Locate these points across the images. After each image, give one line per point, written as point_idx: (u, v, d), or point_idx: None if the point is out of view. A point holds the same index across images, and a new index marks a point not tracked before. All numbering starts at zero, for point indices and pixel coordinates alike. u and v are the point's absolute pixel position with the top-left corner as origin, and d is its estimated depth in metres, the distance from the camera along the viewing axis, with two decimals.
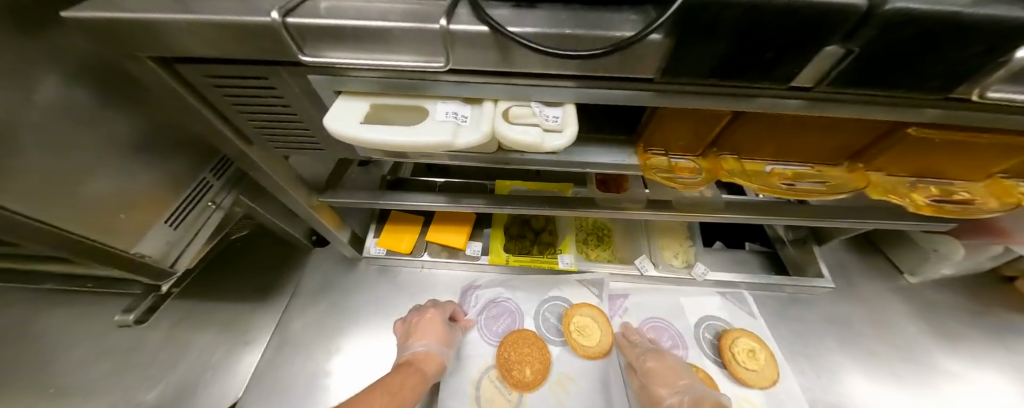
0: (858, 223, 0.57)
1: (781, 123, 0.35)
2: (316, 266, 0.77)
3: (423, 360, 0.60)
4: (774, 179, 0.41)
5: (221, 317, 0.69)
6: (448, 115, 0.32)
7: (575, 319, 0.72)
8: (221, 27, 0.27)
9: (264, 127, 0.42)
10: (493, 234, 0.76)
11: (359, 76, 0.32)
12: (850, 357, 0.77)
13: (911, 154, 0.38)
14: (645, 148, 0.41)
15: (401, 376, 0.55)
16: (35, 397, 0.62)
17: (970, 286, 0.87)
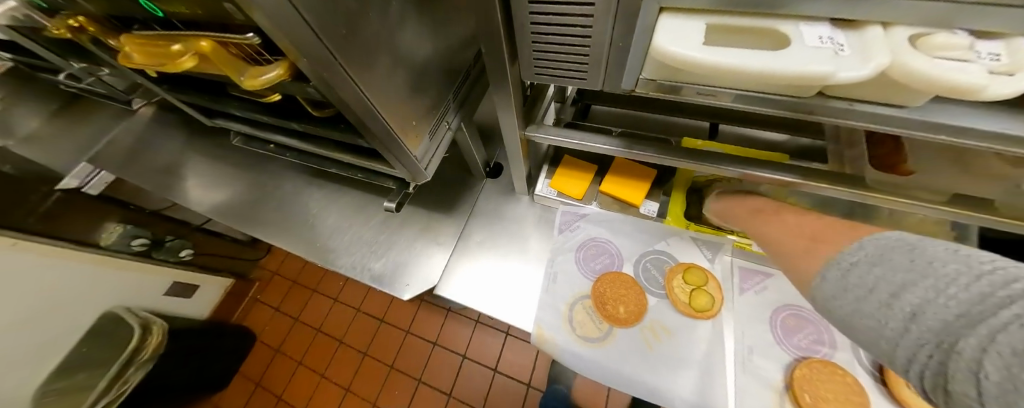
0: None
1: None
2: (489, 193, 0.86)
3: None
4: None
5: (418, 221, 0.84)
6: (824, 39, 0.26)
7: (680, 275, 0.67)
8: None
9: (539, 51, 0.43)
10: (673, 197, 0.71)
11: None
12: None
13: None
14: None
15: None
16: (308, 246, 0.88)
17: None
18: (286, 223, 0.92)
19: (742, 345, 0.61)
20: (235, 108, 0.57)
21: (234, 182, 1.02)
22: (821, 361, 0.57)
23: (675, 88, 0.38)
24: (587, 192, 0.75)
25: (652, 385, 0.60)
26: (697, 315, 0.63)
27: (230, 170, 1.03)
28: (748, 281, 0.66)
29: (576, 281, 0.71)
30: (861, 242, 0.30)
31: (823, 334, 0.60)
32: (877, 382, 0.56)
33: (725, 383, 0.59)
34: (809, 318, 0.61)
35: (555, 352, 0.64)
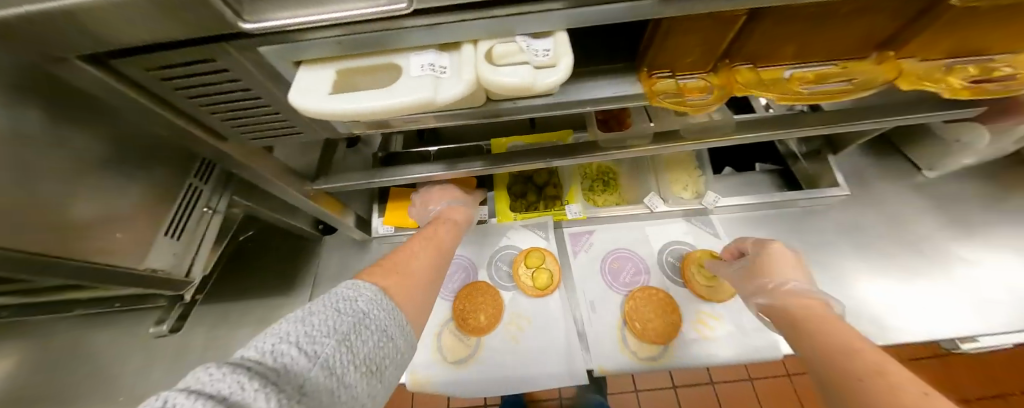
0: (844, 128, 0.57)
1: (798, 12, 0.30)
2: (330, 251, 0.78)
3: (409, 262, 0.47)
4: (796, 81, 0.36)
5: (252, 315, 0.72)
6: (423, 66, 0.28)
7: (524, 263, 0.71)
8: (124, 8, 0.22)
9: (231, 118, 0.38)
10: (499, 194, 0.76)
11: (321, 37, 0.28)
12: (877, 254, 0.73)
13: (956, 28, 0.32)
14: (647, 71, 0.36)
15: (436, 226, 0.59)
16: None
17: (1004, 165, 0.78)
18: (66, 392, 0.69)
19: (585, 302, 0.68)
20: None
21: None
22: (641, 290, 0.68)
23: (378, 124, 0.38)
24: None
25: (524, 376, 0.62)
26: (543, 293, 0.69)
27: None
28: (579, 243, 0.74)
29: (436, 308, 0.69)
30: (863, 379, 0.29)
31: (640, 265, 0.71)
32: (681, 286, 0.69)
33: (582, 343, 0.65)
34: (625, 257, 0.72)
35: (432, 389, 0.62)
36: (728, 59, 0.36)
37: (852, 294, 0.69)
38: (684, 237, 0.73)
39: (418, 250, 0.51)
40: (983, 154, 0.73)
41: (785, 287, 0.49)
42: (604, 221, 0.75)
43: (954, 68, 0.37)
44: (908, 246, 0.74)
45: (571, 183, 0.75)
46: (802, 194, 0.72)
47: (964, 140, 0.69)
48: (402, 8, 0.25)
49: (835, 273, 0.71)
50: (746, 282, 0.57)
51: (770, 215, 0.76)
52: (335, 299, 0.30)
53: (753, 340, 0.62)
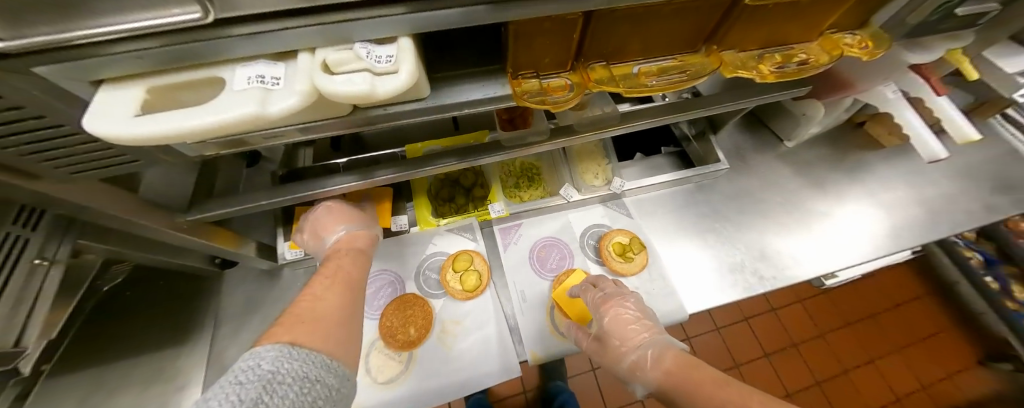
0: (714, 109, 0.65)
1: (625, 13, 0.33)
2: (234, 286, 0.70)
3: (336, 260, 0.57)
4: (640, 75, 0.40)
5: (139, 372, 0.63)
6: (250, 79, 0.26)
7: (451, 268, 0.71)
8: None
9: (36, 151, 0.32)
10: (419, 202, 0.74)
11: (117, 52, 0.25)
12: (759, 215, 0.85)
13: (753, 23, 0.40)
14: (514, 73, 0.38)
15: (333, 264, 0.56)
16: None
17: (842, 131, 0.96)
18: None
19: (516, 296, 0.70)
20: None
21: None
22: (566, 273, 0.72)
23: (234, 143, 0.35)
24: None
25: (460, 380, 0.62)
26: (473, 294, 0.69)
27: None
28: (508, 236, 0.76)
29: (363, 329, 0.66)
30: None
31: (565, 252, 0.76)
32: (602, 264, 0.75)
33: (514, 337, 0.67)
34: (552, 245, 0.75)
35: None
36: (583, 59, 0.40)
37: (742, 252, 0.79)
38: (603, 220, 0.79)
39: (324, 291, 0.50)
40: (826, 123, 0.88)
41: (639, 358, 0.56)
42: (527, 216, 0.77)
43: (772, 56, 0.45)
44: (781, 205, 0.87)
45: (493, 182, 0.76)
46: (693, 170, 0.82)
47: (807, 113, 0.83)
48: (203, 18, 0.23)
49: (728, 236, 0.81)
50: (612, 355, 0.61)
51: (672, 192, 0.85)
52: (231, 380, 0.33)
53: (663, 304, 0.71)
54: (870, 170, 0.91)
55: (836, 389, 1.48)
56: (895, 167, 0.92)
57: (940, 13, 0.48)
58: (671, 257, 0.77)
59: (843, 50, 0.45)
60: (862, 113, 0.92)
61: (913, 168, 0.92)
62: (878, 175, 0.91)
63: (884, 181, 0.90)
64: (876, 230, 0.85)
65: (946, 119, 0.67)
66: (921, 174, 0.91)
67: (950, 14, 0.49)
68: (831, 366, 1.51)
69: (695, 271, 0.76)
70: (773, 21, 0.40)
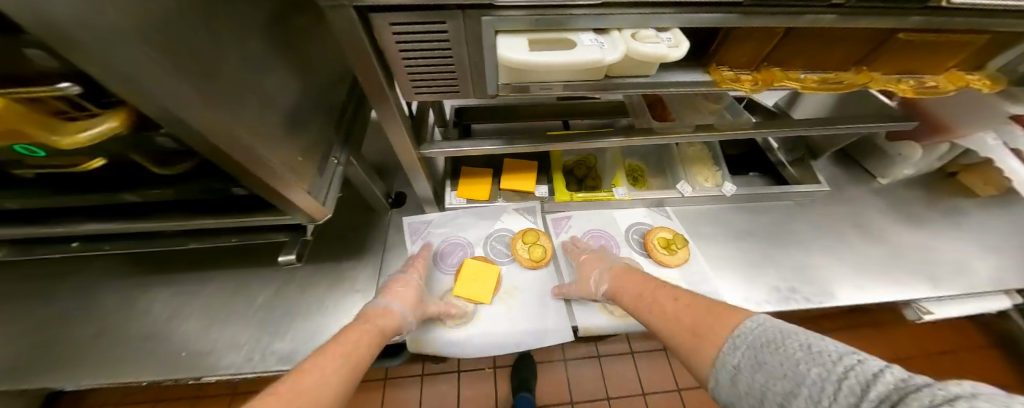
0: (829, 129, 0.77)
1: (815, 34, 0.48)
2: (397, 221, 0.86)
3: (378, 317, 0.60)
4: (805, 82, 0.55)
5: (323, 275, 0.78)
6: (593, 41, 0.44)
7: (516, 243, 0.80)
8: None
9: (410, 73, 0.50)
10: (555, 178, 0.89)
11: (519, 16, 0.41)
12: (853, 238, 0.92)
13: (897, 54, 0.53)
14: (714, 67, 0.53)
15: (355, 333, 0.55)
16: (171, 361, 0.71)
17: (935, 178, 1.02)
18: (132, 346, 0.73)
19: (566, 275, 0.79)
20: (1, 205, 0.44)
21: (17, 332, 0.75)
22: None
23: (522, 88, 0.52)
24: (493, 192, 0.85)
25: (516, 339, 0.71)
26: (538, 265, 0.79)
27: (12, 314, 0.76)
28: (560, 226, 0.87)
29: (438, 282, 0.78)
30: (691, 305, 0.49)
31: (613, 242, 0.84)
32: (646, 256, 0.82)
33: (561, 307, 0.75)
34: (599, 236, 0.84)
35: (427, 348, 0.70)
36: (768, 62, 0.54)
37: (839, 267, 0.85)
38: (645, 219, 0.88)
39: (326, 362, 0.48)
40: (920, 165, 0.96)
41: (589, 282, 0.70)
42: (642, 204, 0.88)
43: (908, 81, 0.57)
44: (874, 233, 0.93)
45: (617, 171, 0.90)
46: (792, 188, 0.92)
47: (904, 154, 0.92)
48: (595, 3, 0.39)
49: (825, 252, 0.88)
50: (582, 286, 0.71)
51: (768, 206, 0.95)
52: None
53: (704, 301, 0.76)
54: (966, 216, 0.96)
55: None
56: (994, 217, 0.95)
57: None
58: (718, 262, 0.83)
59: (965, 84, 0.57)
60: (957, 162, 0.98)
61: (1015, 220, 0.95)
62: (975, 221, 0.95)
63: (982, 227, 0.94)
64: (977, 269, 0.88)
65: None
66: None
67: None
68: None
69: (797, 273, 0.83)
70: (912, 55, 0.54)
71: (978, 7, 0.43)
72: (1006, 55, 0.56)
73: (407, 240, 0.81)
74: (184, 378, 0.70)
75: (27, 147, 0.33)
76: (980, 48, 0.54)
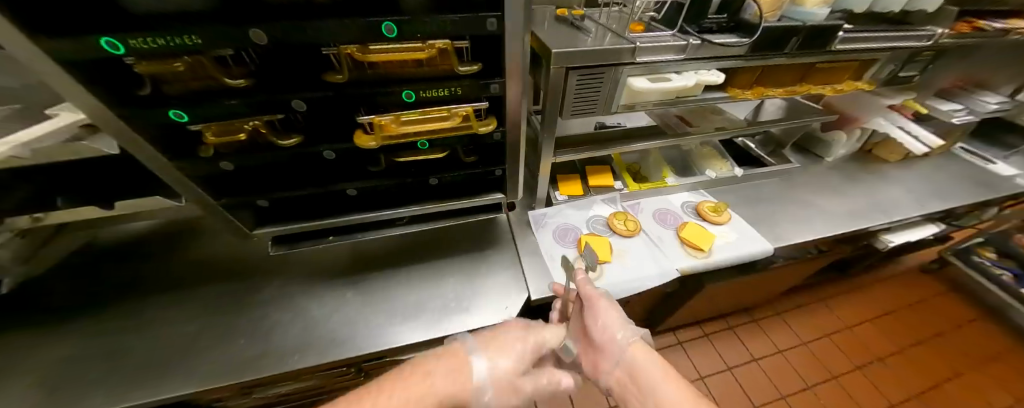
0: (787, 123, 1.24)
1: (774, 67, 0.93)
2: (517, 217, 1.14)
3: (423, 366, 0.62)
4: (776, 93, 0.99)
5: (476, 259, 1.01)
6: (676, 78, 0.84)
7: (613, 220, 1.09)
8: (617, 53, 0.74)
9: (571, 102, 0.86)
10: (623, 177, 1.23)
11: (642, 67, 0.80)
12: (825, 196, 1.32)
13: (815, 74, 1.00)
14: (728, 88, 0.96)
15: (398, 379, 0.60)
16: (370, 339, 0.84)
17: (860, 154, 1.50)
18: (330, 335, 0.85)
19: (656, 238, 1.07)
20: (351, 189, 0.66)
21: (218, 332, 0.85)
22: (681, 225, 1.11)
23: (630, 106, 0.90)
24: (584, 190, 1.19)
25: (636, 285, 0.96)
26: (633, 233, 1.07)
27: (208, 327, 0.85)
28: (635, 208, 1.17)
29: (565, 253, 1.03)
30: None
31: (676, 215, 1.16)
32: (702, 220, 1.14)
33: (661, 258, 1.02)
34: (666, 211, 1.16)
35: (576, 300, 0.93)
36: (757, 85, 0.98)
37: (823, 214, 1.24)
38: (690, 197, 1.22)
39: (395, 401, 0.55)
40: (848, 147, 1.44)
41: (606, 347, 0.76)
42: (685, 187, 1.24)
43: (826, 88, 1.03)
44: (838, 191, 1.34)
45: (663, 167, 1.27)
46: (775, 167, 1.34)
47: (834, 139, 1.39)
48: (679, 56, 0.80)
49: (812, 205, 1.27)
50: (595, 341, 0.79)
51: (765, 181, 1.35)
52: None
53: (753, 244, 1.07)
54: (888, 174, 1.42)
55: None
56: (903, 173, 1.43)
57: (891, 74, 1.09)
58: (750, 220, 1.18)
59: (852, 87, 1.05)
60: (868, 142, 1.48)
61: (915, 174, 1.43)
62: (894, 176, 1.41)
63: (900, 180, 1.40)
64: (908, 205, 1.30)
65: (914, 131, 1.28)
66: (922, 178, 1.42)
67: (895, 74, 1.10)
68: (866, 355, 1.85)
69: (799, 220, 1.20)
70: (822, 74, 1.00)
71: (843, 50, 0.92)
72: (870, 68, 1.04)
73: (533, 229, 1.09)
74: (382, 353, 0.84)
75: (429, 141, 0.62)
76: (853, 68, 1.02)
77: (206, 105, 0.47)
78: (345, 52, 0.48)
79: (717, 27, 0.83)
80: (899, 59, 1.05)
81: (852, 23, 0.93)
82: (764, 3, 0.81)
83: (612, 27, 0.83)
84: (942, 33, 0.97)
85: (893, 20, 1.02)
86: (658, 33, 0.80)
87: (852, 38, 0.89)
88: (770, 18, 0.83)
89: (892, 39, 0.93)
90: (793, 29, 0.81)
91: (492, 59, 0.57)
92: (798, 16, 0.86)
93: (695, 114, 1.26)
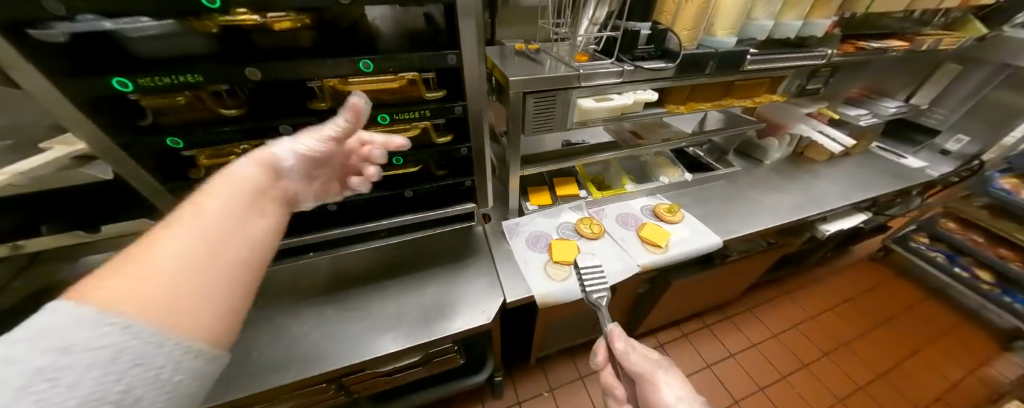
0: (724, 132, 1.41)
1: (700, 86, 1.10)
2: (492, 228, 1.22)
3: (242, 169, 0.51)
4: (706, 107, 1.15)
5: (454, 269, 1.08)
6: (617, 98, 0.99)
7: (579, 225, 1.19)
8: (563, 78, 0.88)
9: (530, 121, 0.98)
10: (588, 186, 1.36)
11: (586, 89, 0.94)
12: (767, 193, 1.49)
13: (735, 90, 1.18)
14: (664, 104, 1.12)
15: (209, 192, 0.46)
16: (351, 351, 0.87)
17: (794, 156, 1.71)
18: (310, 349, 0.87)
19: (619, 239, 1.18)
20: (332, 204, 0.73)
21: None
22: (640, 226, 1.22)
23: (582, 123, 1.03)
24: (552, 199, 1.30)
25: (602, 282, 1.05)
26: (598, 236, 1.17)
27: None
28: (600, 214, 1.28)
29: (537, 257, 1.11)
30: None
31: (636, 217, 1.27)
32: (659, 221, 1.26)
33: (624, 257, 1.12)
34: (627, 215, 1.27)
35: (549, 300, 1.00)
36: (689, 100, 1.14)
37: (765, 209, 1.39)
38: (649, 201, 1.35)
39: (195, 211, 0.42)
40: (782, 150, 1.64)
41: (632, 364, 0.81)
42: (644, 193, 1.37)
43: (747, 101, 1.21)
44: (777, 189, 1.52)
45: (622, 175, 1.40)
46: (721, 171, 1.51)
47: (767, 145, 1.58)
48: (616, 79, 0.94)
49: (755, 202, 1.42)
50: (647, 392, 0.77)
51: (714, 184, 1.51)
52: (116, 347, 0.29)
53: (704, 239, 1.19)
54: (818, 172, 1.62)
55: (877, 392, 1.78)
56: (830, 170, 1.63)
57: (799, 87, 1.30)
58: (702, 218, 1.31)
59: (768, 100, 1.24)
60: (798, 146, 1.70)
61: (840, 171, 1.64)
62: (823, 174, 1.61)
63: (828, 176, 1.59)
64: (836, 197, 1.48)
65: (831, 134, 1.50)
66: (847, 174, 1.62)
67: (803, 88, 1.31)
68: (831, 341, 1.97)
69: (744, 216, 1.34)
70: (741, 90, 1.18)
71: (753, 70, 1.10)
72: (780, 84, 1.23)
73: (507, 238, 1.17)
74: (363, 364, 0.87)
75: (402, 156, 0.70)
76: (766, 84, 1.21)
77: (201, 133, 0.54)
78: (327, 85, 0.57)
79: (646, 55, 0.99)
80: (803, 75, 1.25)
81: (759, 48, 1.12)
82: (681, 34, 0.98)
83: (560, 57, 0.98)
84: (831, 53, 1.18)
85: (793, 45, 1.23)
86: (597, 62, 0.95)
87: (759, 60, 1.07)
88: (688, 46, 1.00)
89: (791, 59, 1.13)
90: (706, 55, 0.98)
91: (453, 86, 0.68)
92: (712, 44, 1.03)
93: (646, 128, 1.43)
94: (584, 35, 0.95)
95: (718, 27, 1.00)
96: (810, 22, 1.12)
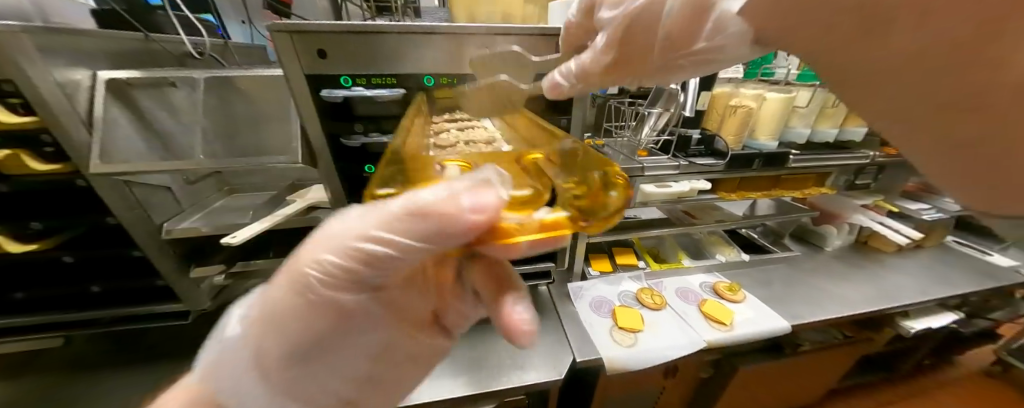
0: (777, 218, 1.51)
1: (748, 178, 1.28)
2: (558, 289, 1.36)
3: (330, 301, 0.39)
4: (756, 195, 1.30)
5: None
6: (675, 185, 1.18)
7: (641, 295, 1.28)
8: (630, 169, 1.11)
9: None
10: (645, 258, 1.48)
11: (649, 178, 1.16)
12: (832, 280, 1.47)
13: (783, 183, 1.33)
14: (717, 191, 1.29)
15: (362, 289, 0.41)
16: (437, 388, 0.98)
17: (857, 245, 1.70)
18: None
19: (681, 312, 1.24)
20: None
21: None
22: (701, 301, 1.28)
23: (644, 203, 1.22)
24: (612, 267, 1.43)
25: (668, 353, 1.09)
26: (660, 307, 1.25)
27: None
28: (659, 285, 1.37)
29: (602, 321, 1.20)
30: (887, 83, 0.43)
31: (696, 292, 1.34)
32: (720, 298, 1.31)
33: (687, 330, 1.16)
34: (686, 289, 1.34)
35: (616, 365, 1.06)
36: (740, 189, 1.31)
37: (831, 296, 1.38)
38: (706, 278, 1.42)
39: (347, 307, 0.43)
40: (842, 239, 1.66)
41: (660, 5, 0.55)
42: (700, 269, 1.45)
43: (797, 192, 1.34)
44: (843, 277, 1.50)
45: (677, 251, 1.51)
46: (777, 254, 1.56)
47: (825, 232, 1.62)
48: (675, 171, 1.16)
49: (819, 288, 1.42)
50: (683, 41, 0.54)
51: (772, 266, 1.54)
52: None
53: (770, 321, 1.20)
54: (888, 264, 1.58)
55: None
56: (902, 263, 1.59)
57: (847, 181, 1.41)
58: (763, 299, 1.33)
59: (818, 191, 1.36)
60: (860, 235, 1.70)
61: (914, 264, 1.58)
62: (894, 266, 1.57)
63: (900, 269, 1.55)
64: (913, 291, 1.42)
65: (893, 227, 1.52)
66: (922, 268, 1.56)
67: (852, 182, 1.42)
68: None
69: (809, 301, 1.34)
70: (789, 183, 1.33)
71: (798, 167, 1.26)
72: (827, 178, 1.36)
73: (573, 300, 1.29)
74: (446, 402, 0.97)
75: None
76: (812, 178, 1.35)
77: None
78: None
79: (699, 153, 1.21)
80: (849, 171, 1.38)
81: (802, 149, 1.30)
82: (728, 137, 1.20)
83: (626, 152, 1.24)
84: (873, 154, 1.32)
85: (834, 146, 1.39)
86: (657, 157, 1.19)
87: (802, 159, 1.24)
88: (735, 146, 1.21)
89: (834, 159, 1.28)
90: (752, 154, 1.18)
91: None
92: (755, 146, 1.24)
93: (698, 210, 1.58)
94: (646, 137, 1.21)
95: (760, 133, 1.22)
96: (846, 130, 1.30)
